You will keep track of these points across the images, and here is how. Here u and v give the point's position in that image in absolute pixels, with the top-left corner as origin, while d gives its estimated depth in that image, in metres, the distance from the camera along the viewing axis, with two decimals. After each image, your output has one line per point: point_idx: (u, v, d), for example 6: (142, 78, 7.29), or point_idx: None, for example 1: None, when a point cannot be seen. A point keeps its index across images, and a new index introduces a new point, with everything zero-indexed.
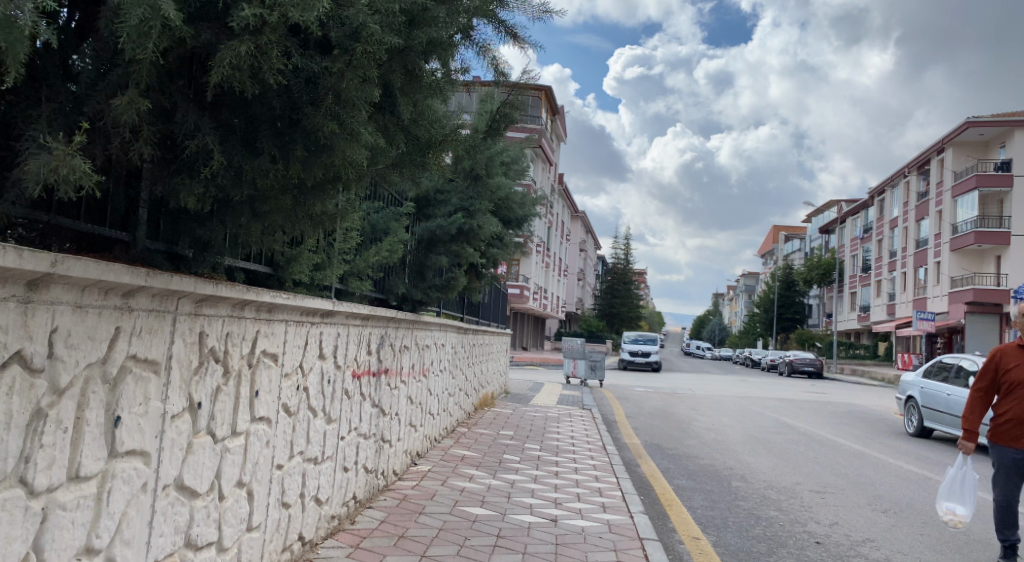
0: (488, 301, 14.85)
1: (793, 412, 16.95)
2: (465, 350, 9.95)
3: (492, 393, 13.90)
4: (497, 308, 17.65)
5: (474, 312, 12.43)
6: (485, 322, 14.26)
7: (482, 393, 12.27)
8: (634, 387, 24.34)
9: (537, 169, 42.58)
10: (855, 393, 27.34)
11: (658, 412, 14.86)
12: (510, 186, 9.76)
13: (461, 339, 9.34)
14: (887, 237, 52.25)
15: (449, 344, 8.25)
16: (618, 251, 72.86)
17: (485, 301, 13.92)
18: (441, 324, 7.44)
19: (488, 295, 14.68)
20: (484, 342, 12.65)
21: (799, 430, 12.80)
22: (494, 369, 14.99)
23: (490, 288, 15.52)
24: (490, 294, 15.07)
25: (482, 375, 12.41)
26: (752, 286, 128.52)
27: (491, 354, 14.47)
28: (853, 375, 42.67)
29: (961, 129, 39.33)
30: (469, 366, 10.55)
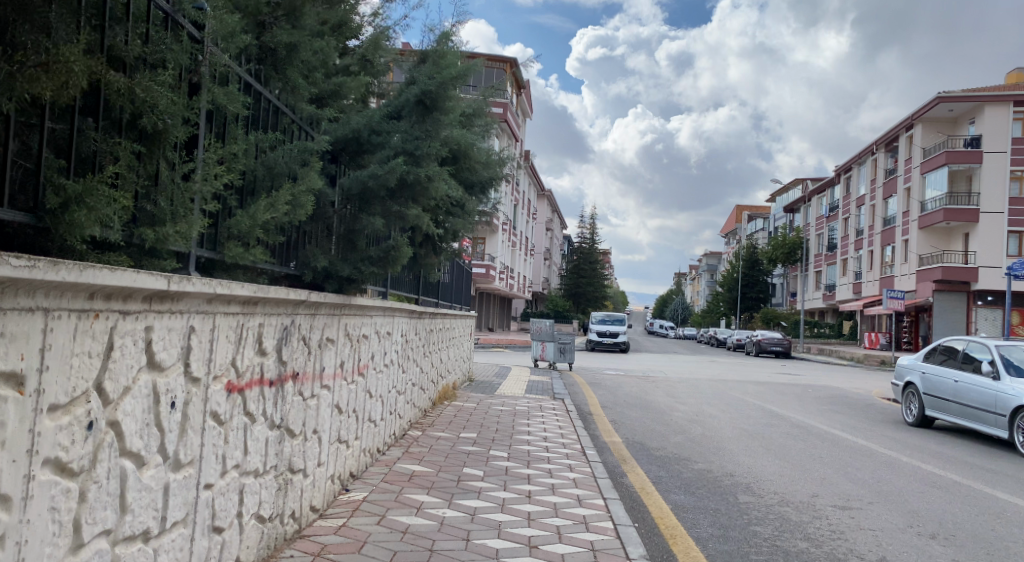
0: (447, 278, 13.26)
1: (777, 398, 15.76)
2: (418, 336, 8.41)
3: (453, 382, 12.42)
4: (460, 287, 16.18)
5: (430, 291, 10.83)
6: (443, 301, 12.65)
7: (441, 383, 10.80)
8: (605, 370, 23.11)
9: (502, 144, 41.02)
10: (830, 374, 26.48)
11: (635, 400, 13.54)
12: (474, 143, 8.09)
13: (413, 324, 7.80)
14: (854, 215, 51.72)
15: (396, 332, 6.75)
16: (583, 231, 71.75)
17: (443, 277, 12.30)
18: (382, 307, 5.92)
19: (448, 270, 13.06)
20: (443, 324, 11.08)
21: (792, 421, 11.63)
22: (455, 355, 13.47)
23: (451, 264, 13.91)
24: (449, 271, 13.48)
25: (441, 364, 10.94)
26: (715, 266, 128.75)
27: (453, 338, 12.99)
28: (821, 354, 42.19)
29: (932, 104, 38.47)
30: (424, 354, 8.98)
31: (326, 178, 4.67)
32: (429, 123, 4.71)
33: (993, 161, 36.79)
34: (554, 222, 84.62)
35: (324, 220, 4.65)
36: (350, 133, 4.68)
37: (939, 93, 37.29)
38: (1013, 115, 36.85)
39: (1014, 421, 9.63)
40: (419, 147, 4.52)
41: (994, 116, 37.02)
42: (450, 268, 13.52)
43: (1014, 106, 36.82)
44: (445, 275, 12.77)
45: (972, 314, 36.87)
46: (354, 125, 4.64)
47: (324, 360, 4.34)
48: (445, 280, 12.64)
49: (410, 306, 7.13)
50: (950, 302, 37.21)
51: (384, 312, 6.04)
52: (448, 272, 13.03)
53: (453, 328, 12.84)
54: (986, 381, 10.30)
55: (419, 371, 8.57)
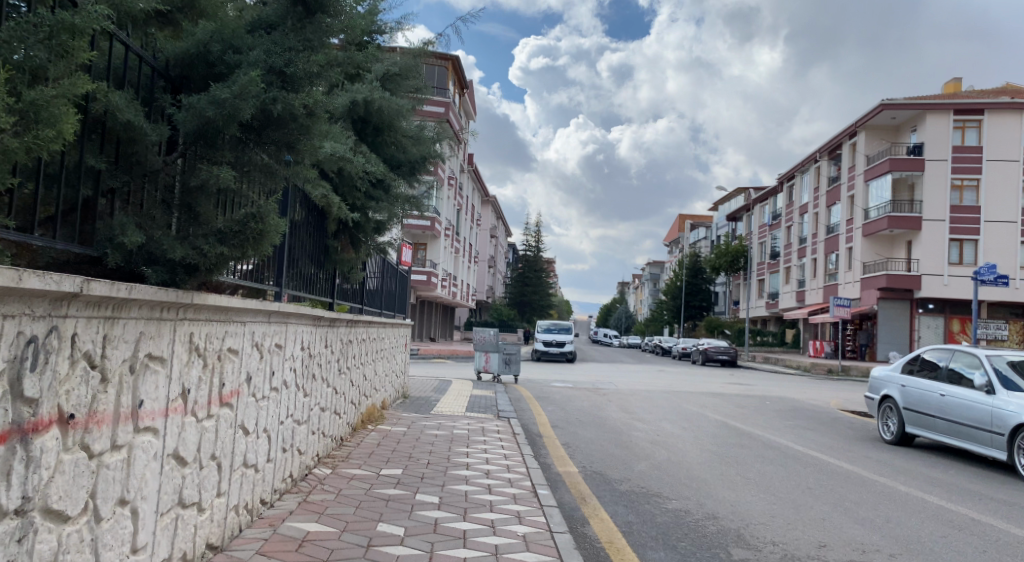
0: (375, 279, 11.63)
1: (738, 414, 14.56)
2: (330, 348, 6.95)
3: (382, 401, 10.85)
4: (395, 295, 14.63)
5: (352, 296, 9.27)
6: (369, 308, 11.07)
7: (363, 404, 9.24)
8: (552, 383, 21.73)
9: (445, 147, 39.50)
10: (780, 384, 25.73)
11: (590, 419, 12.14)
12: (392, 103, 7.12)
13: (322, 336, 6.36)
14: (796, 224, 51.77)
15: (291, 345, 5.30)
16: (528, 239, 70.63)
17: (370, 278, 10.71)
18: (266, 315, 4.53)
19: (376, 270, 11.49)
20: (369, 335, 9.54)
21: (763, 440, 10.44)
22: (385, 370, 11.83)
23: (381, 263, 12.28)
24: (378, 272, 11.86)
25: (365, 381, 9.37)
26: (657, 275, 129.26)
27: (382, 351, 11.43)
28: (766, 362, 41.84)
29: (875, 112, 38.32)
30: (340, 370, 7.50)
31: (155, 112, 3.34)
32: (308, 33, 3.46)
33: (934, 169, 36.65)
34: (499, 229, 83.35)
35: (151, 171, 3.28)
36: (194, 49, 3.40)
37: (882, 101, 37.14)
38: (952, 123, 36.77)
39: (1012, 441, 8.62)
40: (289, 62, 3.30)
41: (935, 125, 36.79)
42: (378, 269, 11.92)
43: (953, 115, 36.71)
44: (373, 274, 11.16)
45: (915, 322, 36.86)
46: (201, 37, 3.37)
47: (145, 391, 2.83)
48: (372, 280, 11.03)
49: (315, 314, 5.71)
50: (893, 310, 37.14)
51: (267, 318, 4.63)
52: (376, 272, 11.45)
53: (382, 341, 11.24)
54: (978, 397, 9.29)
55: (333, 392, 7.08)
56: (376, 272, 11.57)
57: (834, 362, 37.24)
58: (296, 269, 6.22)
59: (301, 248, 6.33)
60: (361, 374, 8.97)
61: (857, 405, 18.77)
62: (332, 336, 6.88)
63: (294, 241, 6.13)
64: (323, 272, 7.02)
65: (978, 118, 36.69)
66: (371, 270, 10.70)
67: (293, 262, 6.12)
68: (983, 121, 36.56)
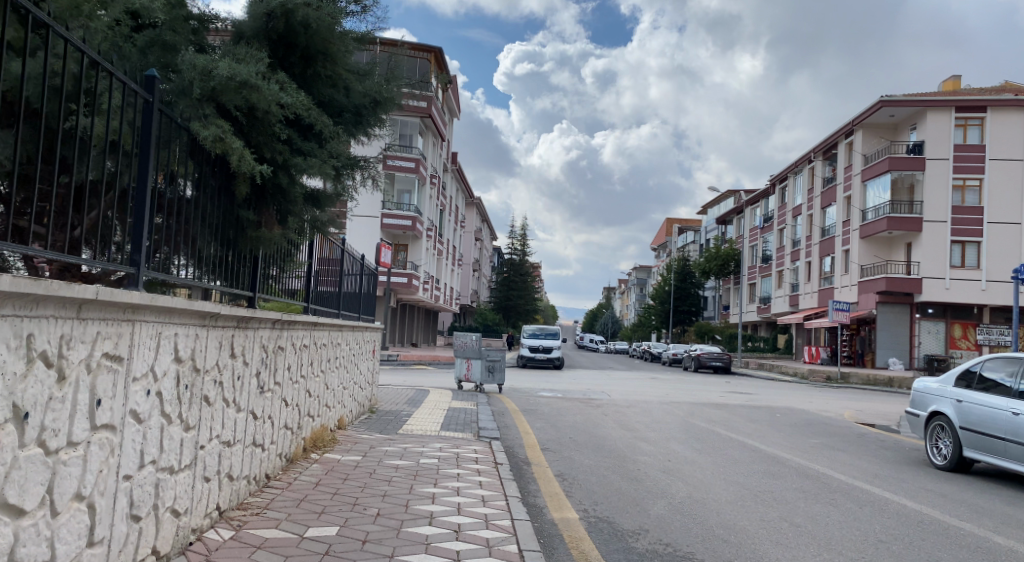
0: (328, 269, 9.76)
1: (752, 430, 12.78)
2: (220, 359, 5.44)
3: (333, 424, 8.92)
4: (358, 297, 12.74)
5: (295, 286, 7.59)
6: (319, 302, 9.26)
7: (306, 427, 7.44)
8: (540, 392, 19.90)
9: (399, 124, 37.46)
10: (784, 393, 24.00)
11: (588, 440, 10.31)
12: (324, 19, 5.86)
13: (195, 340, 4.94)
14: (789, 226, 50.24)
15: (139, 368, 4.31)
16: (513, 242, 68.65)
17: (319, 267, 8.87)
18: (42, 307, 3.36)
19: (329, 253, 9.65)
20: (315, 340, 7.74)
21: (798, 469, 8.69)
22: (342, 384, 9.91)
23: (338, 248, 10.40)
24: (332, 258, 10.00)
25: (308, 400, 7.51)
26: (644, 279, 127.69)
27: (340, 363, 9.55)
28: (760, 369, 40.23)
29: (874, 108, 36.77)
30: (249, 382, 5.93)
31: None
32: None
33: (936, 169, 35.25)
34: (484, 231, 81.52)
35: None
36: None
37: (881, 97, 35.60)
38: (954, 121, 35.33)
39: None
40: None
41: (936, 122, 35.37)
42: (333, 252, 10.07)
43: (956, 112, 35.29)
44: (323, 261, 9.31)
45: (916, 327, 35.45)
46: None
47: None
48: (321, 269, 9.18)
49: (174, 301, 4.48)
50: (893, 315, 35.64)
51: (59, 313, 3.53)
52: (328, 256, 9.62)
53: (340, 344, 9.44)
54: None
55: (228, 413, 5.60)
56: (328, 257, 9.74)
57: (833, 370, 35.74)
58: (184, 240, 4.68)
59: (195, 211, 4.79)
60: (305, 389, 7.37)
61: (875, 416, 17.06)
62: (223, 339, 5.39)
63: (179, 200, 4.58)
64: (240, 249, 5.43)
65: (981, 116, 35.30)
66: (321, 253, 8.86)
67: (177, 225, 4.58)
68: (986, 119, 35.13)
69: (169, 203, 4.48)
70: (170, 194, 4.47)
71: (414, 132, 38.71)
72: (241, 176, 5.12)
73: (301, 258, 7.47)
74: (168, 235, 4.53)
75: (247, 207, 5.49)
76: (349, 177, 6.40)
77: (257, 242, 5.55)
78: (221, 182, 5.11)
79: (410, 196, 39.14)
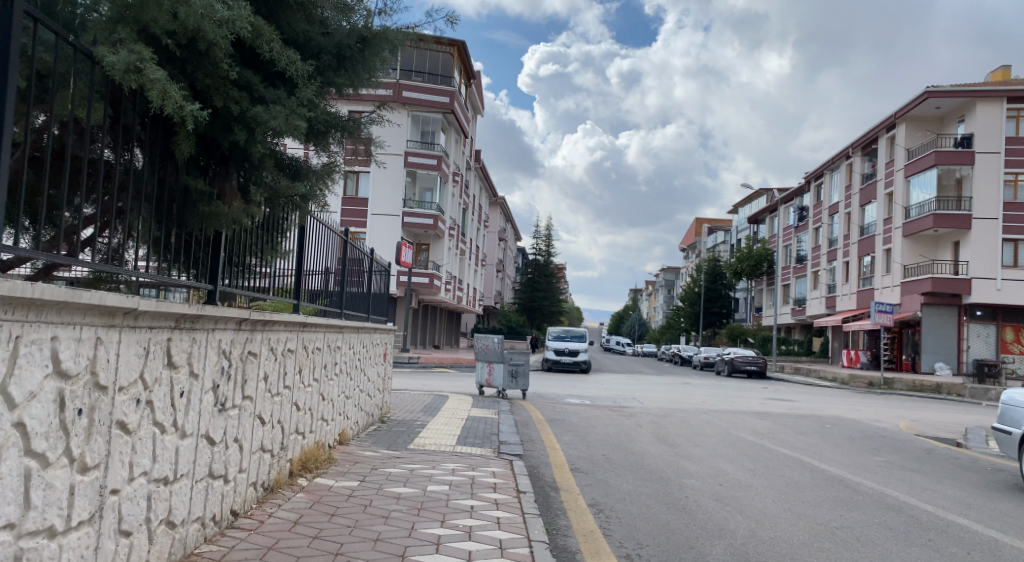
0: (328, 260, 8.56)
1: (804, 445, 11.41)
2: (204, 374, 4.15)
3: (330, 441, 7.61)
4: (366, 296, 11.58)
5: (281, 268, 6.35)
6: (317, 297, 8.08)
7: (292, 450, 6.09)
8: (567, 399, 18.73)
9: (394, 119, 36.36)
10: (828, 401, 22.54)
11: (621, 458, 9.05)
12: None
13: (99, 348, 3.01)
14: (826, 224, 48.42)
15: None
16: (539, 243, 67.44)
17: (314, 256, 7.69)
18: None
19: (329, 241, 8.45)
20: (305, 343, 6.35)
21: (876, 498, 7.35)
22: (345, 391, 8.59)
23: (340, 238, 9.24)
24: (334, 248, 8.81)
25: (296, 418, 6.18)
26: (672, 282, 125.83)
27: (341, 371, 8.23)
28: (796, 374, 38.59)
29: (918, 100, 34.96)
30: (233, 399, 4.73)
31: None
32: None
33: (986, 163, 33.39)
34: (510, 232, 80.50)
35: None
36: None
37: (927, 88, 33.80)
38: (1005, 113, 33.44)
39: None
40: None
41: (986, 114, 33.55)
42: (334, 242, 8.87)
43: (1007, 103, 33.40)
44: (321, 252, 8.13)
45: (964, 331, 33.65)
46: None
47: None
48: (319, 259, 8.00)
49: (129, 300, 3.10)
50: (939, 317, 33.84)
51: None
52: (329, 244, 8.42)
53: (342, 348, 8.23)
54: None
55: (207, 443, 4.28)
56: (330, 245, 8.55)
57: (874, 375, 34.10)
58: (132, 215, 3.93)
59: (128, 181, 3.87)
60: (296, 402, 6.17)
61: (933, 427, 15.62)
62: (160, 334, 3.55)
63: (124, 174, 3.82)
64: (187, 228, 4.42)
65: None
66: (317, 240, 7.68)
67: (119, 201, 3.79)
68: None
69: (111, 173, 3.72)
70: (114, 162, 3.72)
71: (438, 129, 37.59)
72: (184, 131, 4.09)
73: (288, 244, 6.35)
74: (110, 208, 3.75)
75: (195, 175, 4.51)
76: (325, 138, 5.40)
77: (215, 219, 4.49)
78: (159, 141, 4.11)
79: (432, 194, 37.86)
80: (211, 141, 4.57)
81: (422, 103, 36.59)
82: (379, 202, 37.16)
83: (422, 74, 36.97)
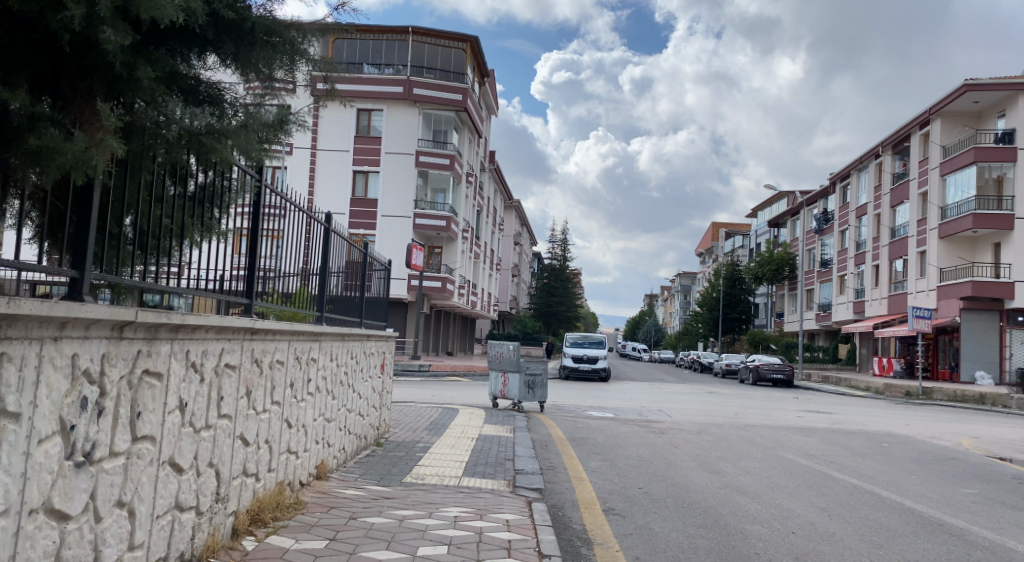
0: (288, 257, 7.19)
1: (871, 472, 9.70)
2: (37, 418, 3.35)
3: (283, 491, 6.01)
4: (360, 300, 10.04)
5: (221, 255, 5.05)
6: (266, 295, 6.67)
7: (203, 515, 4.93)
8: (589, 412, 17.07)
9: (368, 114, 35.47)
10: (872, 413, 20.73)
11: (663, 494, 7.43)
12: None
13: None
14: (853, 226, 46.50)
15: None
16: (553, 247, 65.75)
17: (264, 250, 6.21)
18: None
19: (290, 228, 6.97)
20: (247, 364, 5.42)
21: (1005, 555, 5.71)
22: (320, 412, 7.02)
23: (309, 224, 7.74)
24: (296, 237, 7.33)
25: (204, 458, 4.93)
26: (688, 287, 123.56)
27: (309, 394, 6.71)
28: (825, 383, 36.69)
29: (956, 94, 33.13)
30: (115, 444, 3.98)
31: None
32: None
33: None
34: (523, 236, 78.73)
35: None
36: None
37: (966, 80, 31.96)
38: None
39: None
40: None
41: None
42: (298, 230, 7.39)
43: None
44: (275, 248, 6.63)
45: (1007, 338, 31.38)
46: None
47: None
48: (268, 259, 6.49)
49: None
50: (980, 323, 31.82)
51: None
52: (289, 231, 7.02)
53: (312, 359, 6.74)
54: None
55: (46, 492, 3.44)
56: (290, 230, 7.11)
57: (911, 384, 32.21)
58: None
59: None
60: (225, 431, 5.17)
61: (1002, 446, 13.90)
62: None
63: None
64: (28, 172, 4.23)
65: None
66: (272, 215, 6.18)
67: None
68: None
69: None
70: None
71: (448, 127, 36.31)
72: None
73: (230, 232, 5.14)
74: None
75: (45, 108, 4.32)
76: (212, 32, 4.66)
77: (50, 154, 3.70)
78: None
79: (444, 195, 36.43)
80: (59, 57, 4.37)
81: (431, 100, 35.33)
82: (387, 200, 35.52)
83: (433, 70, 35.78)
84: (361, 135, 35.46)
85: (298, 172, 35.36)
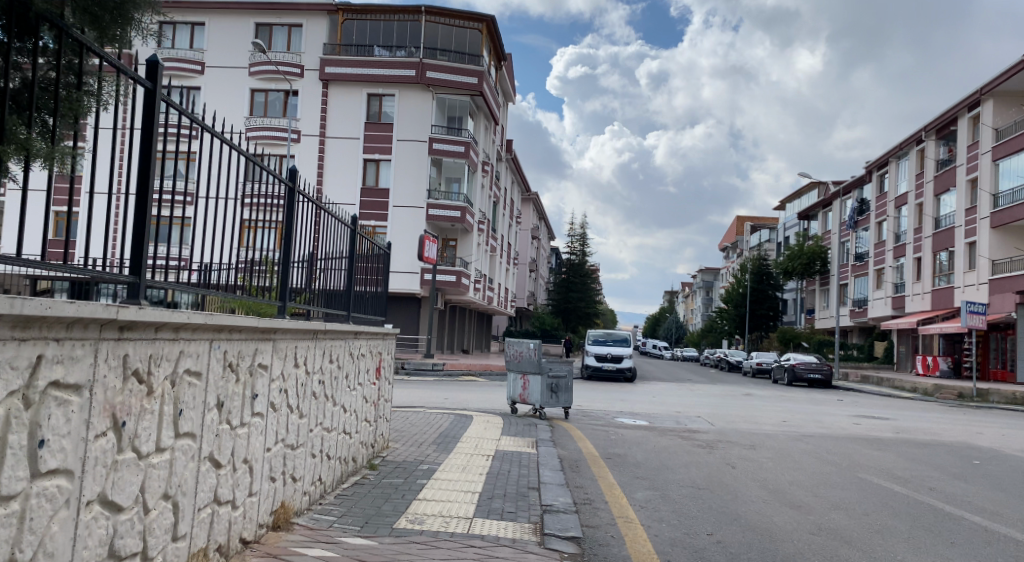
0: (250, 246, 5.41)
1: (984, 504, 7.71)
2: None
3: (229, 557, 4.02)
4: (355, 296, 8.36)
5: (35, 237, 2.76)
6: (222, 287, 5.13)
7: None
8: (620, 418, 15.20)
9: (381, 101, 33.96)
10: (932, 419, 18.65)
11: (744, 546, 5.57)
12: None
13: None
14: (892, 217, 44.15)
15: None
16: (573, 241, 63.87)
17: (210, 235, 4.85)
18: None
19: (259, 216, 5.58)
20: (154, 399, 3.09)
21: None
22: (285, 447, 5.00)
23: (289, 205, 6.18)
24: (269, 223, 5.74)
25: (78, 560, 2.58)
26: (710, 283, 121.12)
27: (265, 428, 4.57)
28: (865, 383, 34.55)
29: (1010, 73, 30.79)
30: None
31: None
32: None
33: None
34: (542, 230, 76.77)
35: None
36: None
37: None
38: None
39: None
40: None
41: None
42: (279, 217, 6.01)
43: None
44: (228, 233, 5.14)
45: None
46: None
47: None
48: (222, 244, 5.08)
49: None
50: None
51: None
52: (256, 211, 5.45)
53: (273, 375, 4.66)
54: None
55: None
56: (260, 214, 5.58)
57: (963, 384, 29.97)
58: None
59: None
60: (138, 504, 2.97)
61: None
62: None
63: None
64: None
65: None
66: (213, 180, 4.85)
67: None
68: None
69: None
70: None
71: (465, 113, 34.51)
72: None
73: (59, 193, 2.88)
74: None
75: None
76: None
77: None
78: None
79: (459, 185, 34.65)
80: None
81: (447, 84, 33.61)
82: (401, 191, 33.81)
83: (447, 53, 34.00)
84: (373, 123, 33.85)
85: (306, 161, 33.82)
